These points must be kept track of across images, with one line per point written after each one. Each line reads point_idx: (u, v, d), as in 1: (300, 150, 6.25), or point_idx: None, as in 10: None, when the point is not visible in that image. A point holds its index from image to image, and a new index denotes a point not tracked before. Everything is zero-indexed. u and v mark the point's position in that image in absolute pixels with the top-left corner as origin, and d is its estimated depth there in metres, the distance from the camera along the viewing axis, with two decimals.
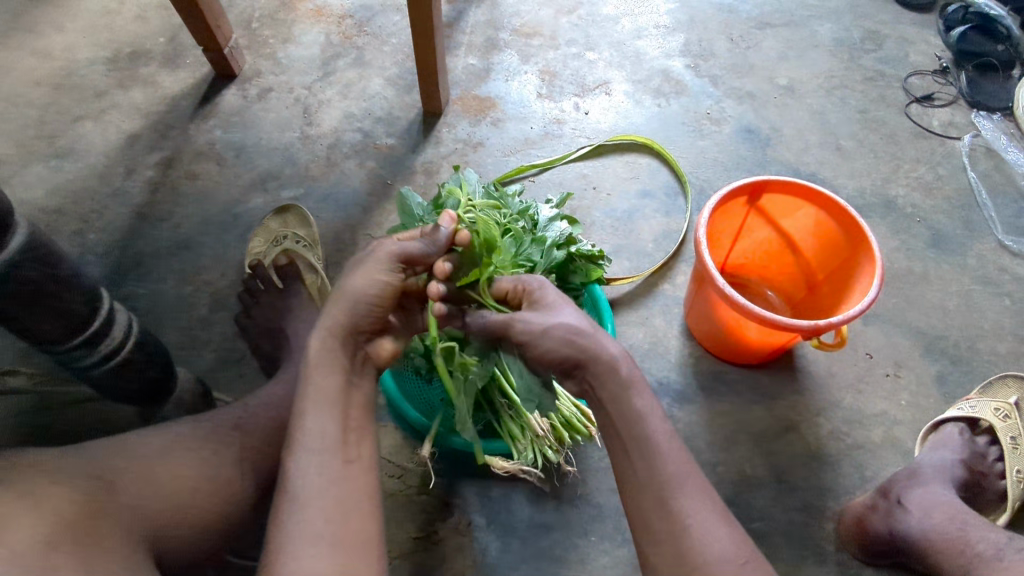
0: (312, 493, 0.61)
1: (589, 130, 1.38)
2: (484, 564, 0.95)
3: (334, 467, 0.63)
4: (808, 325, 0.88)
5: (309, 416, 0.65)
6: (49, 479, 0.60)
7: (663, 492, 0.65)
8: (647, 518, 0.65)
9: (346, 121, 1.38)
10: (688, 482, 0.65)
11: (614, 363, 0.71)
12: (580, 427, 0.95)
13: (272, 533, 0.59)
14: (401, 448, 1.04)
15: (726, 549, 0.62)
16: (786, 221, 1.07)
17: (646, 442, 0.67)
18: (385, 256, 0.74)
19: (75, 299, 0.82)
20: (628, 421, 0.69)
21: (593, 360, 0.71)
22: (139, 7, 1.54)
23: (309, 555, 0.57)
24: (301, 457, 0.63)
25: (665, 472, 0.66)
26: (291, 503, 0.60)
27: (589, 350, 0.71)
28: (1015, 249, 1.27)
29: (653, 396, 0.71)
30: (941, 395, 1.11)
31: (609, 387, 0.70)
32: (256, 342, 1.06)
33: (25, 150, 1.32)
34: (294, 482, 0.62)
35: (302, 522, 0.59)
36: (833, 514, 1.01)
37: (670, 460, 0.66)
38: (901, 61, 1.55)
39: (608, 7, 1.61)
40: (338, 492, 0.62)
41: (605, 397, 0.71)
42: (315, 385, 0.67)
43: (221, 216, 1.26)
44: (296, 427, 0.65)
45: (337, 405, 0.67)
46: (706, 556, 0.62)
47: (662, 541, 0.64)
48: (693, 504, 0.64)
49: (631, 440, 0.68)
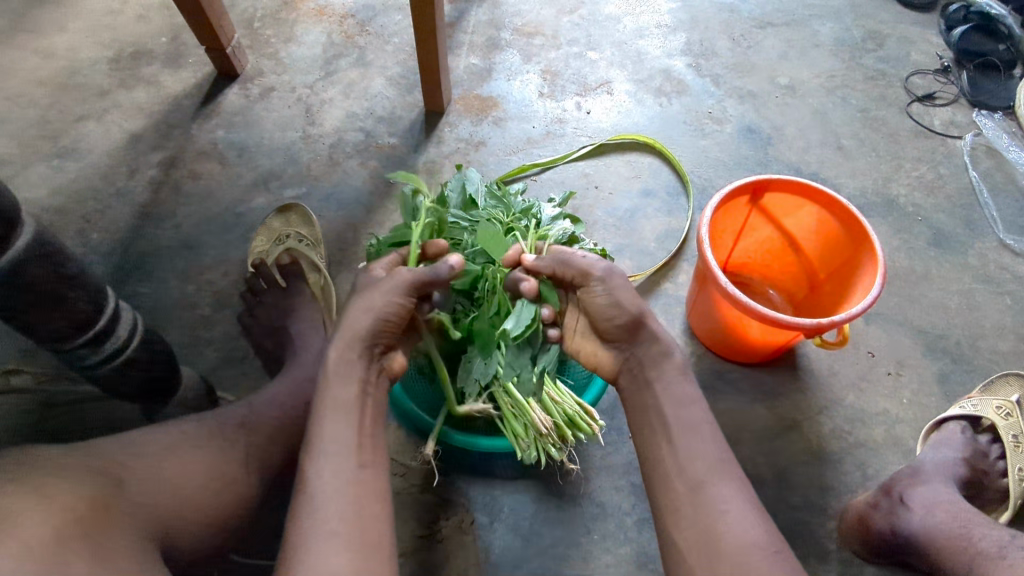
0: (328, 494, 0.62)
1: (590, 129, 1.38)
2: (487, 563, 0.95)
3: (348, 471, 0.64)
4: (809, 324, 0.89)
5: (326, 421, 0.66)
6: (58, 477, 0.60)
7: (703, 476, 0.67)
8: (678, 501, 0.67)
9: (348, 121, 1.38)
10: (729, 469, 0.67)
11: (668, 349, 0.77)
12: (583, 424, 0.91)
13: (288, 530, 0.60)
14: (404, 446, 1.04)
15: (762, 537, 0.62)
16: (788, 219, 1.08)
17: (683, 426, 0.71)
18: (402, 280, 0.76)
19: (80, 298, 0.82)
20: (676, 402, 0.73)
21: (649, 339, 0.77)
22: (141, 7, 1.55)
23: (325, 552, 0.58)
24: (317, 461, 0.64)
25: (709, 457, 0.68)
26: (310, 501, 0.61)
27: (651, 330, 0.78)
28: (1015, 248, 1.28)
29: (694, 387, 0.75)
30: (943, 394, 1.12)
31: (658, 369, 0.76)
32: (259, 342, 1.07)
33: (28, 150, 1.32)
34: (311, 483, 0.62)
35: (318, 520, 0.60)
36: (835, 513, 1.01)
37: (711, 447, 0.69)
38: (901, 61, 1.55)
39: (610, 7, 1.61)
40: (352, 496, 0.62)
41: (650, 376, 0.76)
42: (332, 391, 0.69)
43: (223, 215, 1.26)
44: (311, 433, 0.66)
45: (351, 411, 0.68)
46: (736, 540, 0.62)
47: (692, 523, 0.65)
48: (729, 491, 0.66)
49: (673, 423, 0.71)
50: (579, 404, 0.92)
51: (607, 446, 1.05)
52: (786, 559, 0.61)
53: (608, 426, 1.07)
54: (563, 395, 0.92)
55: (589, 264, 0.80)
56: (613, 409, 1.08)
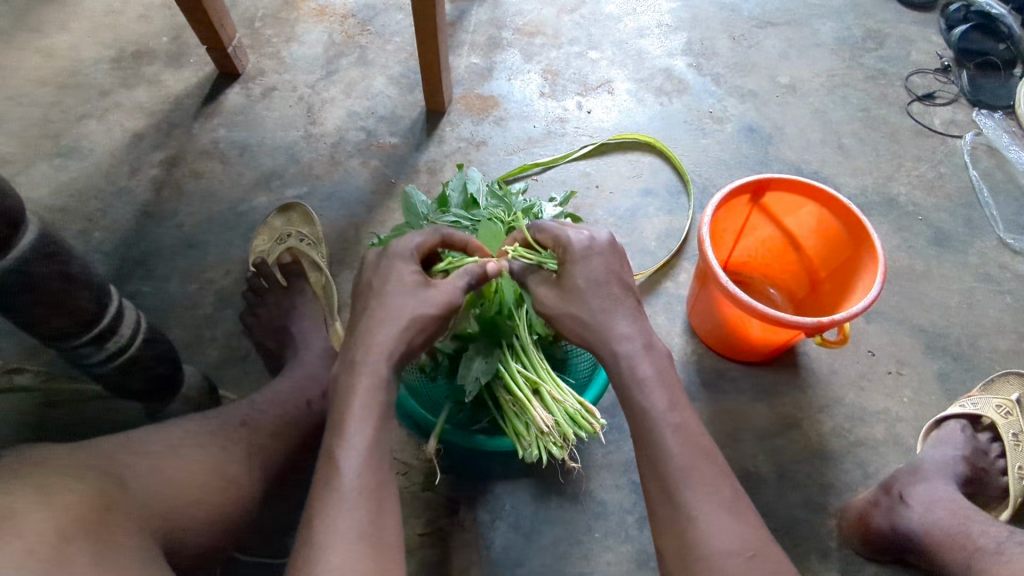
0: (358, 493, 0.62)
1: (591, 129, 1.39)
2: (488, 561, 0.96)
3: (379, 470, 0.64)
4: (810, 322, 0.88)
5: (360, 416, 0.66)
6: (64, 475, 0.61)
7: (671, 482, 0.66)
8: (655, 505, 0.67)
9: (349, 120, 1.38)
10: (694, 473, 0.66)
11: (627, 358, 0.73)
12: (584, 422, 0.87)
13: (312, 528, 0.60)
14: (407, 445, 1.05)
15: (735, 541, 0.62)
16: (789, 219, 1.08)
17: (652, 433, 0.69)
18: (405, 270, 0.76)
19: (83, 298, 0.82)
20: (637, 409, 0.71)
21: (605, 351, 0.75)
22: (142, 6, 1.55)
23: (350, 552, 0.58)
24: (349, 456, 0.64)
25: (671, 463, 0.66)
26: (340, 499, 0.61)
27: (601, 341, 0.75)
28: (1015, 247, 1.28)
29: (660, 390, 0.71)
30: (943, 392, 1.12)
31: (616, 378, 0.74)
32: (261, 341, 1.07)
33: (29, 149, 1.32)
34: (343, 479, 0.62)
35: (346, 521, 0.60)
36: (836, 510, 1.01)
37: (675, 451, 0.67)
38: (902, 60, 1.55)
39: (610, 7, 1.61)
40: (379, 496, 0.63)
41: (614, 385, 0.74)
42: (371, 385, 0.68)
43: (224, 214, 1.26)
44: (341, 425, 0.66)
45: (387, 406, 0.69)
46: (706, 549, 0.62)
47: (668, 529, 0.65)
48: (699, 494, 0.64)
49: (637, 428, 0.71)
50: (580, 401, 0.89)
51: (609, 445, 1.05)
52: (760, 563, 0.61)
53: (609, 425, 1.07)
54: (564, 393, 0.89)
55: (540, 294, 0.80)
56: (614, 408, 1.08)
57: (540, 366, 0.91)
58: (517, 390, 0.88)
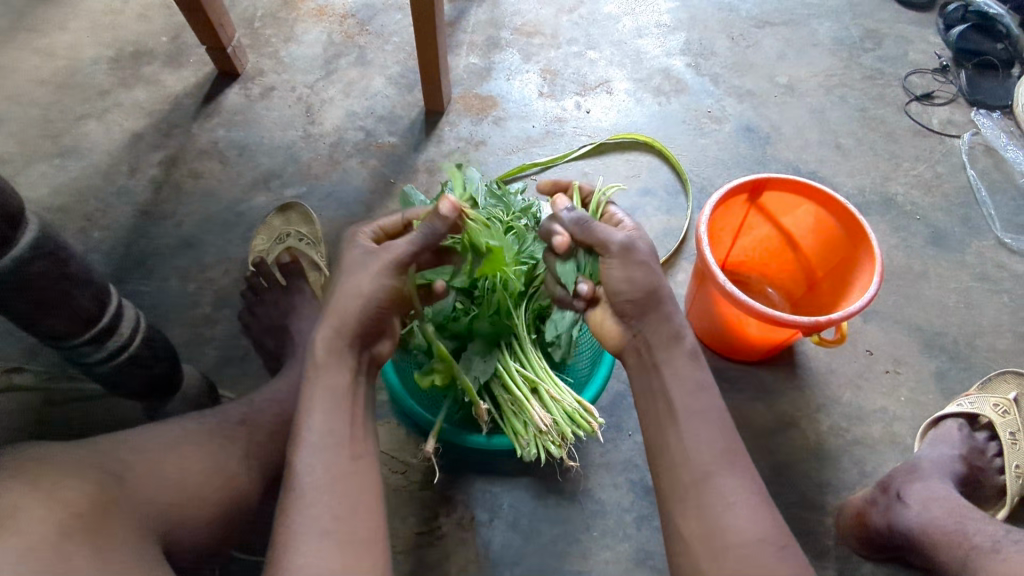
0: (317, 491, 0.63)
1: (590, 128, 1.39)
2: (486, 560, 0.96)
3: (339, 466, 0.65)
4: (807, 321, 0.89)
5: (311, 410, 0.68)
6: (62, 474, 0.61)
7: (709, 467, 0.69)
8: (685, 491, 0.69)
9: (348, 120, 1.38)
10: (734, 461, 0.69)
11: (677, 332, 0.76)
12: (583, 421, 0.88)
13: (278, 529, 0.62)
14: (405, 445, 1.04)
15: (768, 532, 0.65)
16: (786, 219, 1.08)
17: (698, 414, 0.71)
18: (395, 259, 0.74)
19: (82, 296, 0.83)
20: (682, 389, 0.73)
21: (657, 322, 0.76)
22: (142, 6, 1.55)
23: (314, 551, 0.59)
24: (303, 455, 0.65)
25: (714, 448, 0.69)
26: (299, 501, 0.62)
27: (662, 310, 0.76)
28: (1013, 246, 1.28)
29: (703, 374, 0.74)
30: (940, 392, 1.12)
31: (668, 354, 0.75)
32: (260, 340, 1.08)
33: (28, 149, 1.32)
34: (298, 479, 0.64)
35: (302, 521, 0.61)
36: (834, 509, 1.02)
37: (717, 438, 0.70)
38: (899, 60, 1.55)
39: (609, 7, 1.61)
40: (343, 490, 0.64)
41: (660, 361, 0.76)
42: (323, 386, 0.69)
43: (224, 214, 1.27)
44: (300, 425, 0.67)
45: (342, 399, 0.69)
46: (741, 535, 0.65)
47: (701, 514, 0.67)
48: (736, 482, 0.68)
49: (679, 407, 0.72)
50: (579, 400, 0.89)
51: (607, 444, 1.05)
52: (791, 553, 0.65)
53: (607, 423, 1.07)
54: (563, 392, 0.89)
55: (610, 235, 0.78)
56: (612, 406, 1.09)
57: (539, 365, 0.91)
58: (516, 388, 0.89)
